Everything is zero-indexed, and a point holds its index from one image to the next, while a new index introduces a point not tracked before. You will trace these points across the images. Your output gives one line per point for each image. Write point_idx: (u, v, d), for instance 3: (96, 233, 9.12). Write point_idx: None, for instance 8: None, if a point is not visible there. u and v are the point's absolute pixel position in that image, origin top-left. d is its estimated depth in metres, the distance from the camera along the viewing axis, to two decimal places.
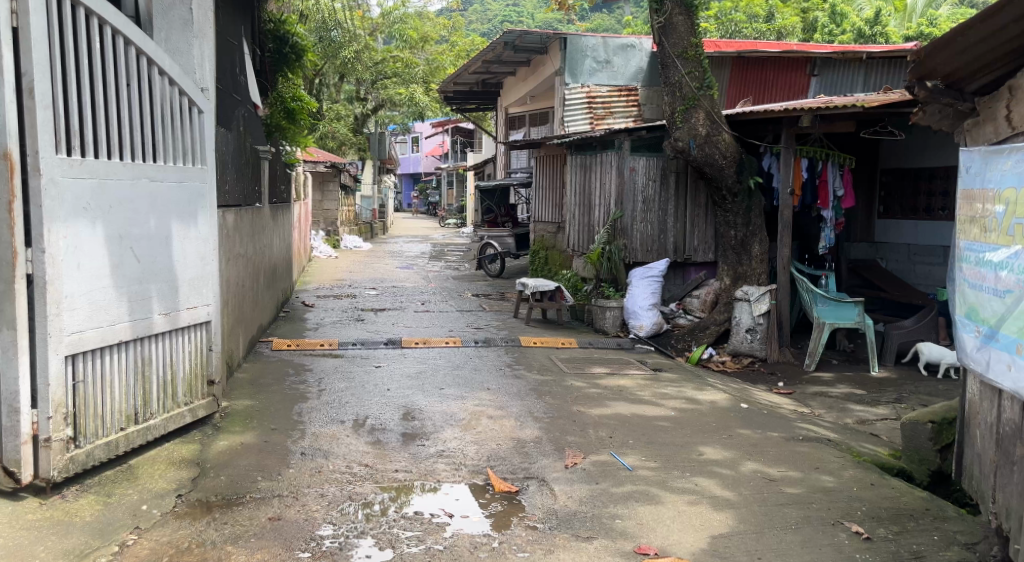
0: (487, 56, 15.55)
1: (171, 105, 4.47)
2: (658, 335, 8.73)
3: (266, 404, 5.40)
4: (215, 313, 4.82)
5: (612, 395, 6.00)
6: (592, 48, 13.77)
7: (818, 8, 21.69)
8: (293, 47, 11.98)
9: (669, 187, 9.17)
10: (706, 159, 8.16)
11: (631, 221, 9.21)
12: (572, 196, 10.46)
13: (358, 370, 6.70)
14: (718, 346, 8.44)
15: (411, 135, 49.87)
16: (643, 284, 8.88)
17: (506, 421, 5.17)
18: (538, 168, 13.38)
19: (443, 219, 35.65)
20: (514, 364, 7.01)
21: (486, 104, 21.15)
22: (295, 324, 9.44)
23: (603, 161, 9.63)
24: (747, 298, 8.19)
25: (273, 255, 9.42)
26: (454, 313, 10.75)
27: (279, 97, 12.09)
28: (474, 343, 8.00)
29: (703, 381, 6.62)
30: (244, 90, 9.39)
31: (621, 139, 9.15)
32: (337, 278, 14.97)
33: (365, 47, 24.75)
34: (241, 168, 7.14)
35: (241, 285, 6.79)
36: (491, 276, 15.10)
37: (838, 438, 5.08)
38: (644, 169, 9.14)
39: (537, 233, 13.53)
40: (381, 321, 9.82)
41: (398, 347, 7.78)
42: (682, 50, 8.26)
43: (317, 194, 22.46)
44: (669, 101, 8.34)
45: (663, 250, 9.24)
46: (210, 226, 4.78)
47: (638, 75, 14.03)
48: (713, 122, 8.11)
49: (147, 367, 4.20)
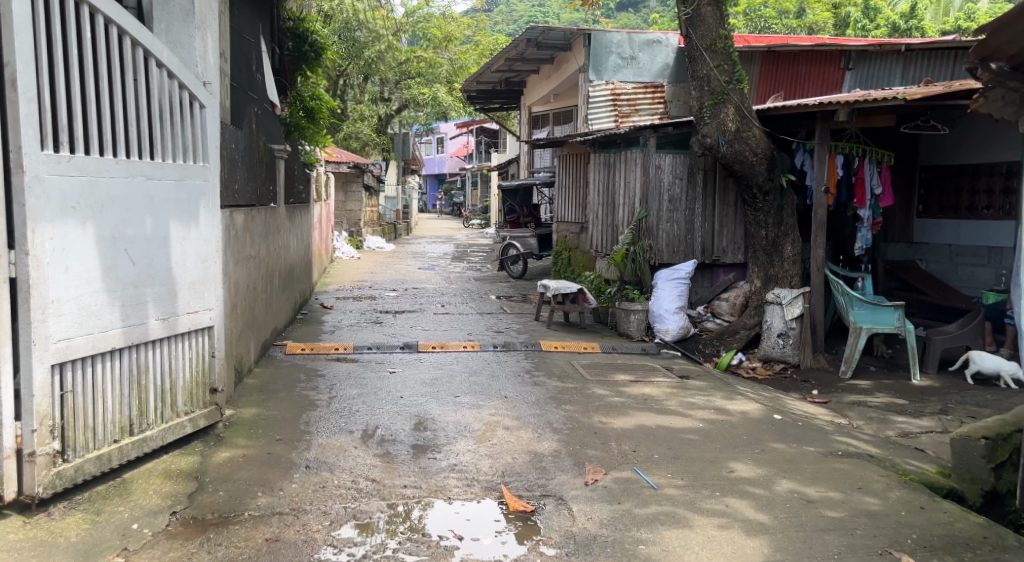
0: (510, 54, 15.28)
1: (170, 99, 4.25)
2: (684, 339, 8.39)
3: (273, 413, 5.18)
4: (218, 318, 4.60)
5: (636, 404, 5.70)
6: (617, 44, 13.49)
7: (851, 4, 21.17)
8: (313, 45, 11.70)
9: (696, 185, 8.83)
10: (736, 156, 7.84)
11: (657, 221, 8.88)
12: (595, 195, 10.16)
13: (371, 375, 6.46)
14: (747, 352, 8.14)
15: (436, 136, 49.85)
16: (669, 286, 8.55)
17: (522, 433, 4.89)
18: (561, 167, 13.10)
19: (468, 220, 35.51)
20: (534, 370, 6.73)
21: (509, 103, 20.90)
22: (312, 327, 9.25)
23: (627, 159, 9.31)
24: (780, 301, 7.90)
25: (289, 255, 9.22)
26: (474, 316, 10.50)
27: (299, 96, 11.92)
28: (492, 348, 7.74)
29: (733, 389, 6.29)
30: (259, 87, 9.22)
31: (647, 135, 8.83)
32: (357, 280, 14.81)
33: (388, 48, 24.61)
34: (253, 168, 6.94)
35: (253, 287, 6.59)
36: (514, 277, 14.85)
37: (880, 453, 4.73)
38: (671, 166, 8.84)
39: (560, 234, 13.26)
40: (400, 324, 9.60)
41: (414, 352, 7.54)
42: (710, 42, 7.91)
43: (339, 195, 22.40)
44: (696, 96, 8.00)
45: (690, 251, 8.91)
46: (212, 226, 4.56)
47: (664, 71, 13.66)
48: (744, 118, 7.77)
49: (143, 376, 3.98)
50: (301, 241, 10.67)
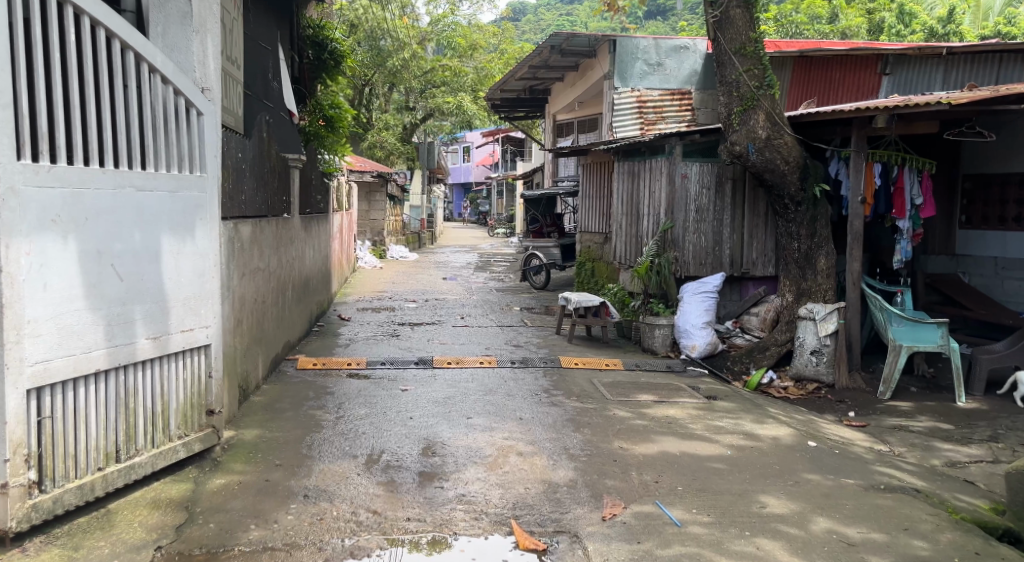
0: (533, 61, 15.03)
1: (166, 106, 4.02)
2: (711, 356, 8.04)
3: (276, 435, 4.93)
4: (215, 335, 4.36)
5: (659, 428, 5.36)
6: (643, 50, 13.15)
7: (885, 8, 20.66)
8: (332, 53, 11.51)
9: (725, 195, 8.48)
10: (767, 164, 7.49)
11: (683, 232, 8.52)
12: (619, 205, 9.84)
13: (383, 394, 6.19)
14: (779, 370, 7.77)
15: (463, 144, 49.81)
16: (696, 300, 8.25)
17: (537, 459, 4.58)
18: (585, 176, 12.82)
19: (493, 229, 35.34)
20: (552, 389, 6.42)
21: (534, 112, 20.66)
22: (327, 339, 9.03)
23: (652, 167, 8.97)
24: (813, 317, 7.50)
25: (305, 266, 9.00)
26: (494, 329, 10.21)
27: (318, 104, 11.70)
28: (510, 364, 7.44)
29: (763, 411, 5.93)
30: (275, 96, 9.03)
31: (672, 143, 8.49)
32: (378, 290, 14.62)
33: (414, 56, 24.50)
34: (264, 177, 6.73)
35: (262, 301, 6.38)
36: (536, 288, 14.55)
37: (927, 487, 4.35)
38: (698, 175, 8.48)
39: (584, 244, 12.96)
40: (417, 337, 9.35)
41: (429, 368, 7.27)
42: (739, 45, 7.57)
43: (363, 204, 22.31)
44: (724, 102, 7.68)
45: (718, 263, 8.57)
46: (210, 238, 4.32)
47: (692, 78, 13.34)
48: (775, 124, 7.42)
49: (131, 399, 3.74)
50: (318, 251, 10.48)
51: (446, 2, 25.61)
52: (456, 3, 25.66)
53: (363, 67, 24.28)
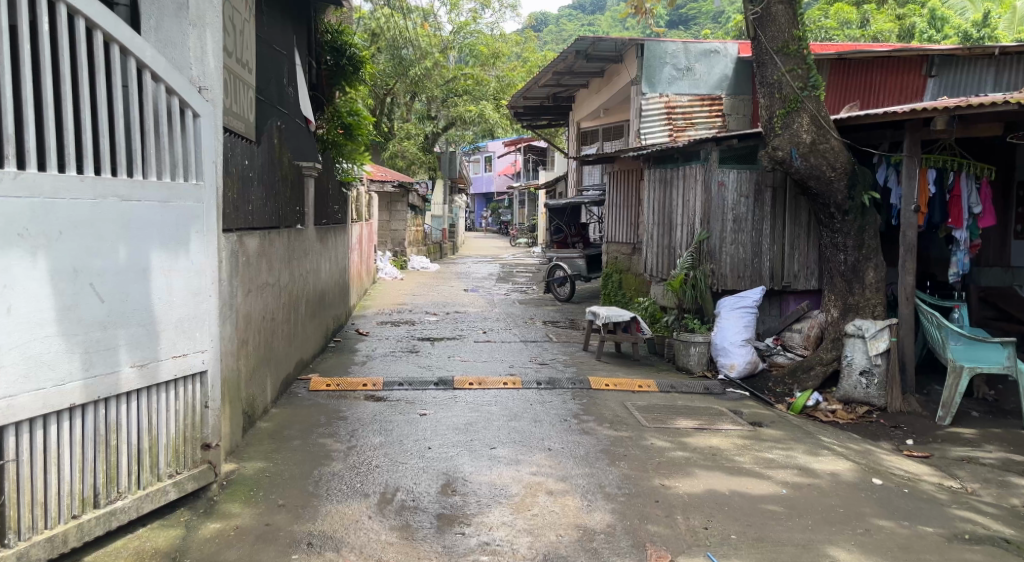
0: (557, 67, 14.60)
1: (157, 106, 3.60)
2: (751, 376, 7.53)
3: (281, 468, 4.50)
4: (212, 360, 3.93)
5: (703, 461, 4.85)
6: (672, 54, 12.71)
7: (916, 14, 20.00)
8: (351, 58, 11.14)
9: (764, 204, 7.96)
10: (812, 171, 6.98)
11: (720, 243, 8.02)
12: (650, 215, 9.35)
13: (399, 419, 5.74)
14: (825, 392, 7.23)
15: (484, 154, 49.53)
16: (734, 317, 7.74)
17: (569, 500, 4.10)
18: (611, 185, 12.36)
19: (515, 239, 34.92)
20: (582, 415, 5.94)
21: (557, 120, 20.23)
22: (343, 356, 8.61)
23: (685, 175, 8.48)
24: (862, 334, 7.00)
25: (320, 280, 8.58)
26: (518, 345, 9.75)
27: (336, 111, 11.25)
28: (536, 385, 6.97)
29: (815, 441, 5.40)
30: (291, 102, 8.66)
31: (709, 149, 8.01)
32: (398, 302, 14.21)
33: (435, 65, 24.17)
34: (275, 187, 6.33)
35: (272, 318, 5.97)
36: (560, 301, 14.08)
37: (1015, 537, 3.81)
38: (735, 183, 7.98)
39: (610, 255, 12.47)
40: (438, 354, 8.90)
41: (450, 389, 6.81)
42: (782, 43, 7.06)
43: (384, 215, 21.98)
44: (765, 104, 7.19)
45: (757, 277, 8.05)
46: (208, 252, 3.89)
47: (722, 83, 12.82)
48: (820, 128, 6.91)
49: (113, 435, 3.33)
50: (336, 263, 10.10)
51: (468, 10, 25.29)
52: (479, 11, 25.33)
53: (384, 76, 24.00)
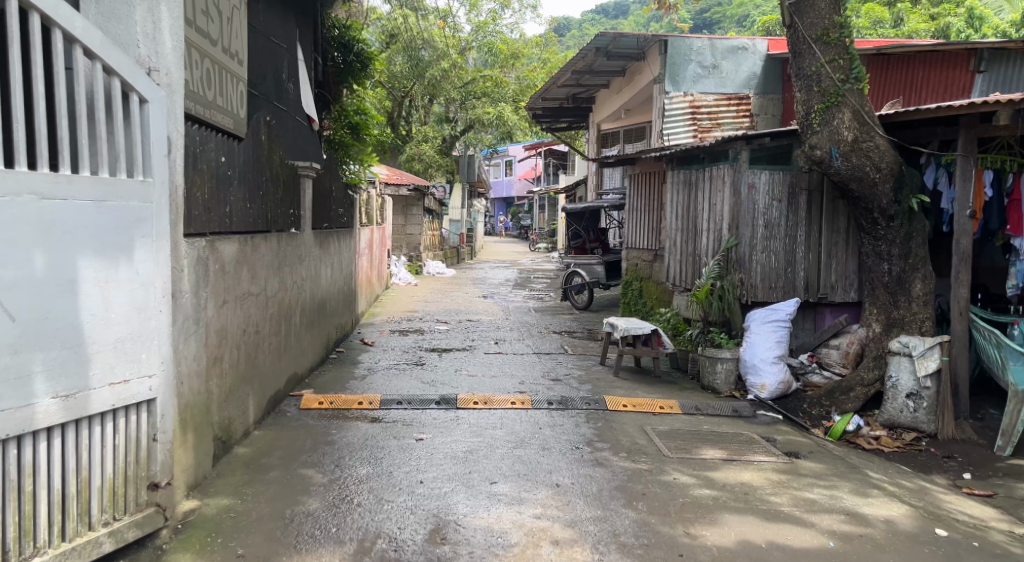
0: (577, 66, 13.99)
1: (92, 89, 3.05)
2: (783, 397, 6.91)
3: (248, 504, 3.95)
4: (162, 387, 3.37)
5: (734, 502, 4.24)
6: (697, 51, 12.05)
7: (950, 14, 19.15)
8: (358, 55, 10.55)
9: (799, 208, 7.32)
10: (853, 172, 6.33)
11: (750, 251, 7.37)
12: (673, 220, 8.72)
13: (394, 444, 5.18)
14: (866, 415, 6.59)
15: (505, 158, 49.07)
16: (765, 331, 7.12)
17: (577, 553, 3.52)
18: (632, 188, 11.75)
19: (534, 244, 34.38)
20: (597, 442, 5.34)
21: (577, 122, 19.61)
22: (343, 369, 8.08)
23: (712, 177, 7.84)
24: (908, 352, 6.35)
25: (320, 287, 8.04)
26: (530, 357, 9.16)
27: (343, 110, 10.67)
28: (547, 405, 6.38)
29: (862, 478, 4.76)
30: (289, 98, 8.09)
31: (738, 147, 7.38)
32: (409, 310, 13.67)
33: (454, 66, 23.65)
34: (263, 188, 5.79)
35: (256, 331, 5.43)
36: (578, 309, 13.49)
37: None
38: (767, 186, 7.34)
39: (630, 261, 11.85)
40: (444, 367, 8.32)
41: (452, 408, 6.23)
42: (822, 31, 6.43)
43: (400, 218, 21.50)
44: (801, 98, 6.55)
45: (790, 287, 7.41)
46: (158, 261, 3.33)
47: (750, 81, 12.19)
48: (863, 125, 6.28)
49: (29, 480, 2.83)
50: (340, 269, 9.57)
51: (488, 10, 24.76)
52: (499, 11, 24.80)
53: (402, 78, 23.52)
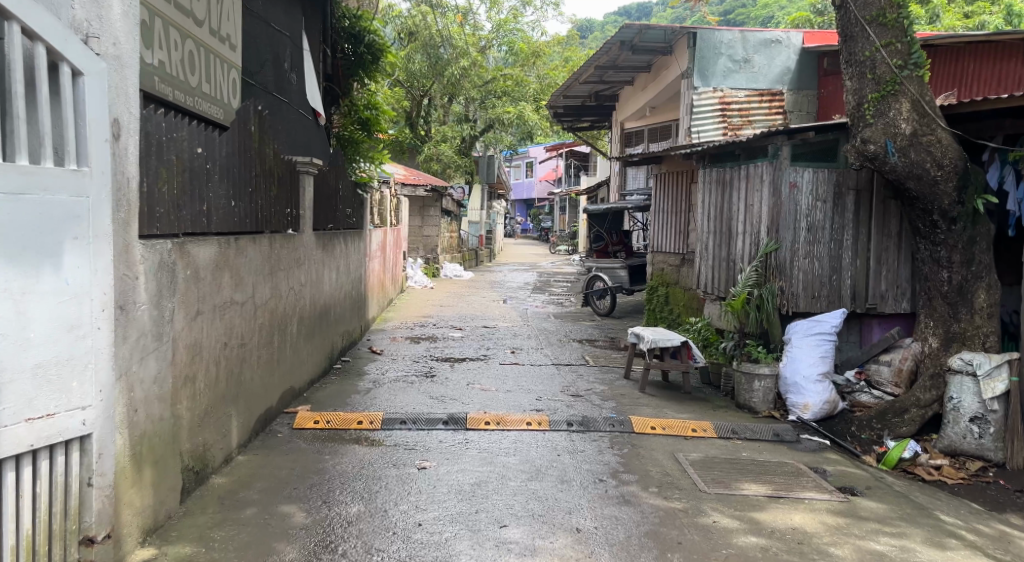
0: (600, 61, 13.33)
1: (11, 60, 2.54)
2: (828, 418, 6.27)
3: (215, 551, 3.40)
4: (100, 419, 2.88)
5: (787, 554, 3.61)
6: (728, 44, 11.37)
7: (986, 10, 18.29)
8: (369, 47, 9.87)
9: (845, 210, 6.67)
10: (911, 169, 5.64)
11: (791, 257, 6.70)
12: (704, 222, 8.05)
13: (393, 474, 4.58)
14: (922, 440, 5.91)
15: (526, 159, 48.51)
16: (807, 345, 6.50)
17: None
18: (658, 188, 11.09)
19: (554, 247, 33.79)
20: (624, 474, 4.72)
21: (600, 121, 18.96)
22: (348, 381, 7.51)
23: (748, 175, 7.17)
24: (973, 371, 5.63)
25: (322, 292, 7.48)
26: (549, 369, 8.54)
27: (353, 104, 10.14)
28: (567, 426, 5.76)
29: (934, 523, 4.11)
30: (288, 90, 7.39)
31: (778, 142, 6.72)
32: (423, 315, 13.09)
33: (473, 64, 23.07)
34: (252, 185, 5.22)
35: (242, 344, 4.88)
36: (600, 315, 12.86)
37: None
38: (810, 184, 6.68)
39: (656, 266, 11.20)
40: (456, 380, 7.72)
41: (462, 429, 5.64)
42: (878, 11, 5.74)
43: (416, 220, 21.00)
44: (851, 88, 5.90)
45: (835, 297, 6.74)
46: (94, 269, 2.83)
47: (784, 76, 11.46)
48: (924, 116, 5.60)
49: None
50: (348, 273, 9.02)
51: (509, 8, 24.15)
52: (520, 9, 24.20)
53: (421, 76, 22.99)
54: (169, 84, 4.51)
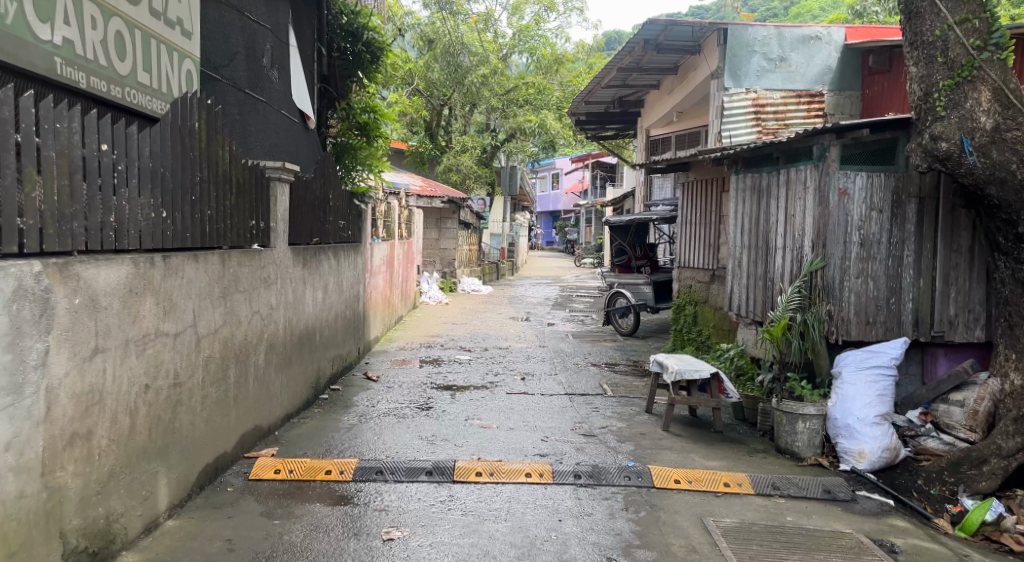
0: (623, 64, 12.44)
1: None
2: (888, 469, 5.30)
3: None
4: None
5: None
6: (762, 42, 10.39)
7: None
8: (369, 45, 9.02)
9: (906, 221, 5.71)
10: (992, 172, 4.67)
11: (841, 276, 5.73)
12: (737, 237, 7.10)
13: (351, 551, 3.72)
14: (1006, 498, 4.88)
15: (551, 171, 47.75)
16: (863, 381, 5.51)
17: None
18: (686, 198, 10.15)
19: (579, 260, 32.95)
20: (639, 553, 3.80)
21: (624, 129, 18.06)
22: (332, 414, 6.66)
23: (789, 182, 6.21)
24: None
25: (304, 314, 6.65)
26: (561, 399, 7.61)
27: (350, 107, 9.24)
28: (574, 480, 4.84)
29: None
30: (268, 87, 6.61)
31: (825, 142, 5.77)
32: (431, 334, 12.23)
33: (493, 72, 22.32)
34: (200, 191, 4.40)
35: (184, 382, 4.08)
36: (622, 334, 11.92)
37: None
38: (863, 192, 5.69)
39: (682, 283, 10.24)
40: (454, 414, 6.83)
41: (449, 484, 4.75)
42: None
43: (433, 232, 20.27)
44: (918, 73, 4.98)
45: (894, 322, 5.78)
46: None
47: (824, 76, 10.39)
48: (1009, 107, 4.60)
49: None
50: (341, 291, 8.20)
51: (531, 14, 23.38)
52: (542, 14, 23.45)
53: (440, 85, 22.30)
54: (77, 67, 3.71)
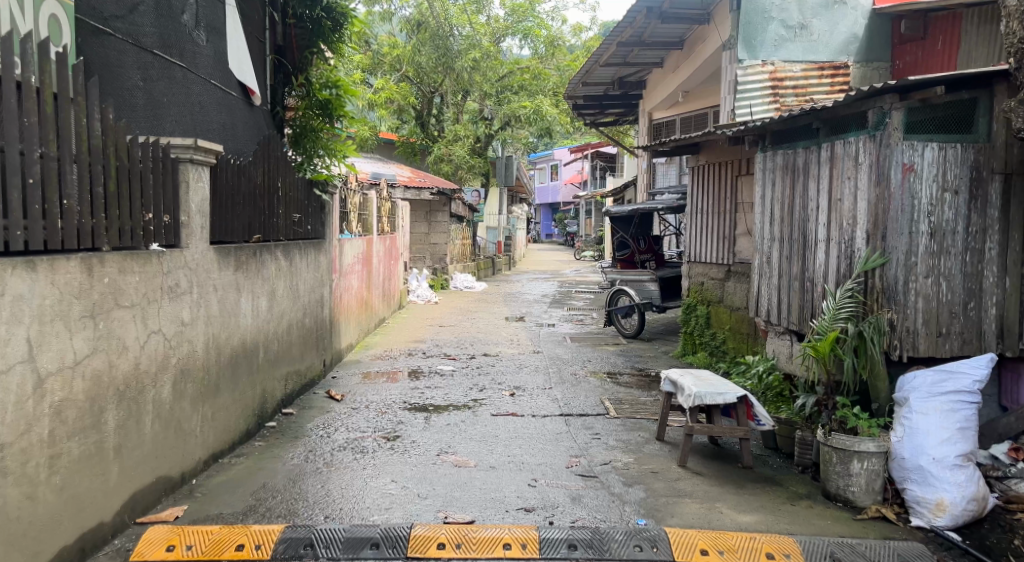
0: (623, 38, 11.20)
1: None
2: (975, 524, 4.08)
3: None
4: None
5: None
6: (779, 6, 8.82)
7: None
8: (328, 9, 7.68)
9: (988, 206, 4.50)
10: None
11: (907, 276, 4.52)
12: (765, 228, 5.88)
13: None
14: None
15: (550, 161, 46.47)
16: (937, 411, 4.30)
17: None
18: (696, 185, 8.92)
19: (580, 252, 31.75)
20: None
21: (626, 113, 16.77)
22: (274, 449, 5.46)
23: (834, 158, 5.00)
24: None
25: (239, 326, 5.44)
26: (556, 421, 6.40)
27: (310, 83, 7.84)
28: (565, 554, 3.67)
29: None
30: (192, 49, 5.36)
31: (885, 105, 4.52)
32: (415, 338, 11.03)
33: (485, 55, 21.01)
34: (46, 176, 3.22)
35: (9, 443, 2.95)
36: (625, 336, 10.73)
37: None
38: (933, 167, 4.46)
39: (692, 279, 9.01)
40: (424, 445, 5.63)
41: None
42: None
43: (422, 226, 19.06)
44: (1017, 6, 3.78)
45: (972, 333, 4.59)
46: None
47: (851, 45, 8.87)
48: None
49: None
50: (297, 296, 7.00)
51: None
52: None
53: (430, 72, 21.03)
54: None
